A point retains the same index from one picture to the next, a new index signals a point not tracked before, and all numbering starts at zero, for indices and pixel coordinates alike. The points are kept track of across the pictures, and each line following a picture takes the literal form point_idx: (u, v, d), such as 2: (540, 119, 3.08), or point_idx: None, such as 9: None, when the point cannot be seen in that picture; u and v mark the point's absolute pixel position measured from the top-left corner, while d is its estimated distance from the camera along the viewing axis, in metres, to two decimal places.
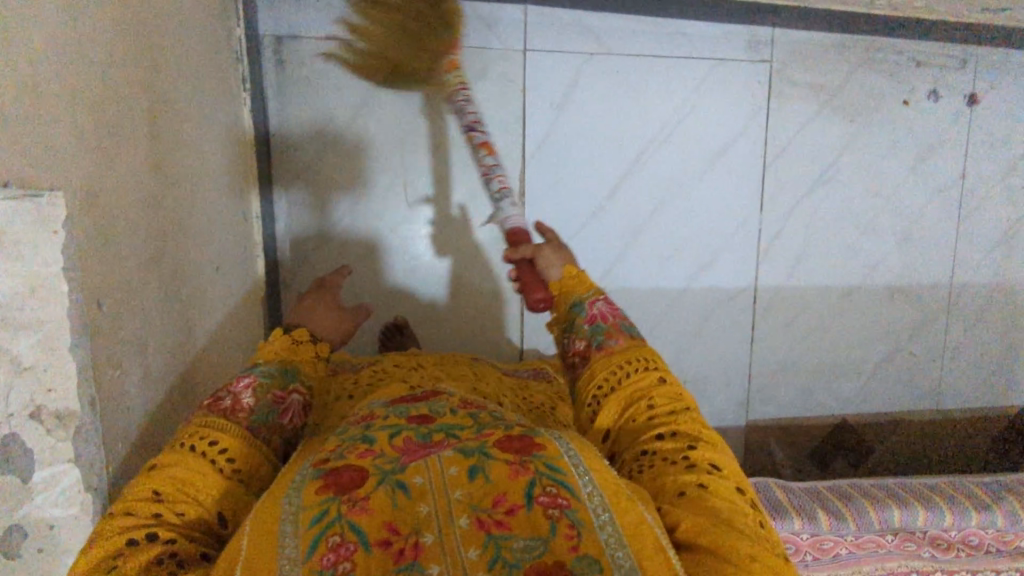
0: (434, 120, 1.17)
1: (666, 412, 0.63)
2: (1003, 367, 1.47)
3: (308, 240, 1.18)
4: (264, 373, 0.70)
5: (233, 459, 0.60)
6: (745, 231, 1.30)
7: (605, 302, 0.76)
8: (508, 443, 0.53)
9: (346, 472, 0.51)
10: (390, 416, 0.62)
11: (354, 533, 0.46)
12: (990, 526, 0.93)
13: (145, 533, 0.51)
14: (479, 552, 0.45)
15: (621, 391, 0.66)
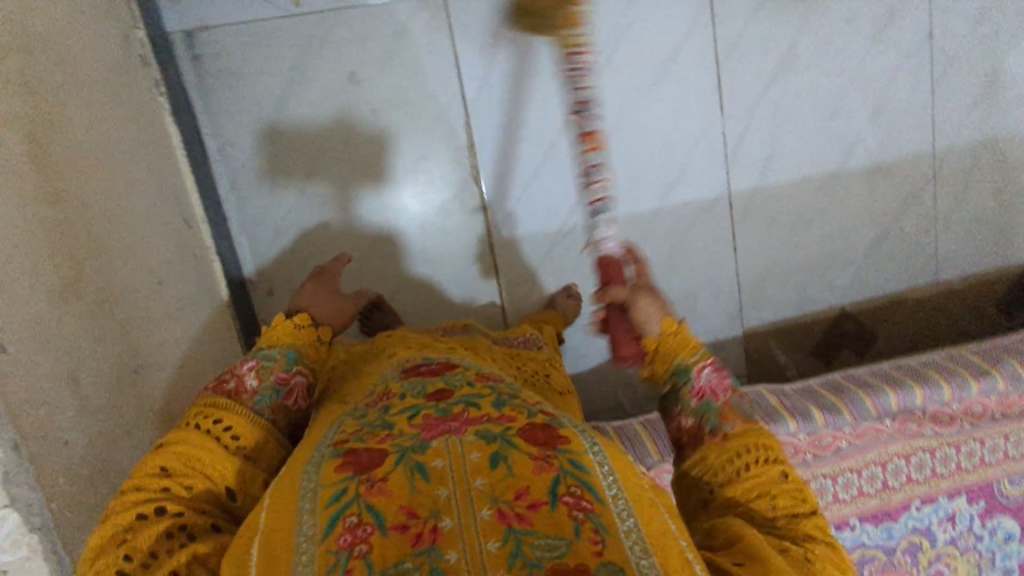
0: (365, 87, 1.13)
1: (784, 514, 0.58)
2: (1003, 228, 1.41)
3: (264, 234, 1.16)
4: (266, 356, 0.77)
5: (237, 436, 0.68)
6: (708, 139, 1.25)
7: (713, 371, 0.65)
8: (531, 435, 0.60)
9: (366, 453, 0.59)
10: (409, 399, 0.69)
11: (370, 513, 0.53)
12: (992, 393, 0.92)
13: (154, 507, 0.59)
14: (499, 545, 0.50)
15: (739, 484, 0.59)
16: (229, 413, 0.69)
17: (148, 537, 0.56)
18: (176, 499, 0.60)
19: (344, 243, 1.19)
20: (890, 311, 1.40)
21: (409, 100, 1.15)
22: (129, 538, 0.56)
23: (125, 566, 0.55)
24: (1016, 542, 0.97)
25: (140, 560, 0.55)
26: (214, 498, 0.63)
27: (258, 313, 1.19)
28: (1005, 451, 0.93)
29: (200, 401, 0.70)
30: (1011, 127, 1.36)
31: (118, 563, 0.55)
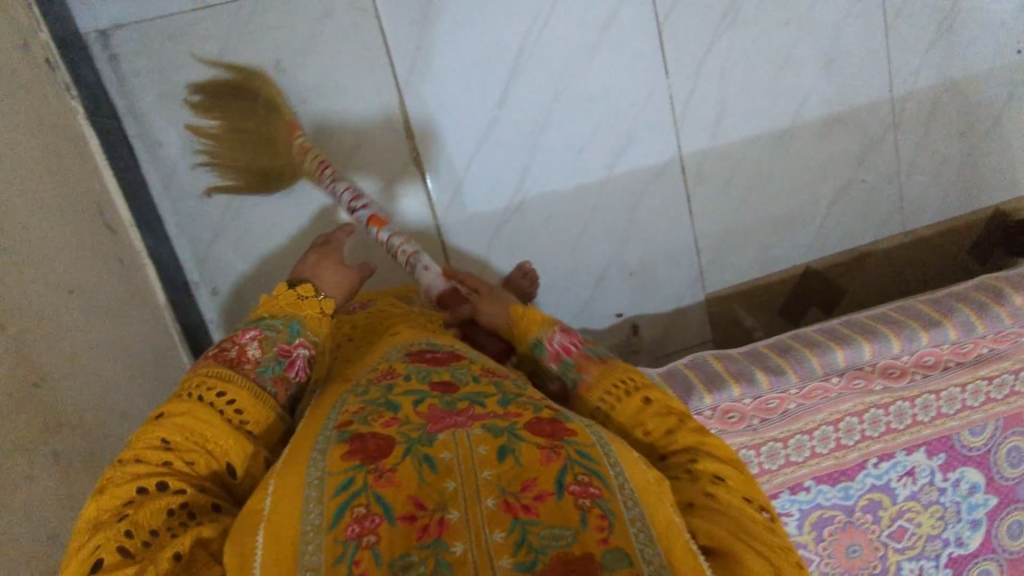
0: (294, 73, 1.10)
1: (662, 433, 0.65)
2: (968, 173, 1.38)
3: (203, 233, 1.13)
4: (269, 327, 0.75)
5: (242, 412, 0.65)
6: (654, 102, 1.22)
7: (561, 334, 0.75)
8: (537, 426, 0.58)
9: (372, 439, 0.57)
10: (413, 379, 0.67)
11: (379, 503, 0.52)
12: (943, 341, 0.89)
13: (156, 481, 0.56)
14: (505, 535, 0.50)
15: (613, 420, 0.68)
16: (232, 387, 0.66)
17: (152, 513, 0.54)
18: (179, 474, 0.58)
19: (287, 237, 1.16)
20: (860, 265, 1.37)
21: (340, 85, 1.12)
22: (130, 514, 0.54)
23: (127, 544, 0.52)
24: (982, 493, 0.95)
25: (142, 539, 0.52)
26: (213, 476, 0.61)
27: (206, 315, 1.16)
28: (962, 402, 0.91)
29: (202, 371, 0.66)
30: (971, 66, 1.32)
31: (120, 539, 0.52)
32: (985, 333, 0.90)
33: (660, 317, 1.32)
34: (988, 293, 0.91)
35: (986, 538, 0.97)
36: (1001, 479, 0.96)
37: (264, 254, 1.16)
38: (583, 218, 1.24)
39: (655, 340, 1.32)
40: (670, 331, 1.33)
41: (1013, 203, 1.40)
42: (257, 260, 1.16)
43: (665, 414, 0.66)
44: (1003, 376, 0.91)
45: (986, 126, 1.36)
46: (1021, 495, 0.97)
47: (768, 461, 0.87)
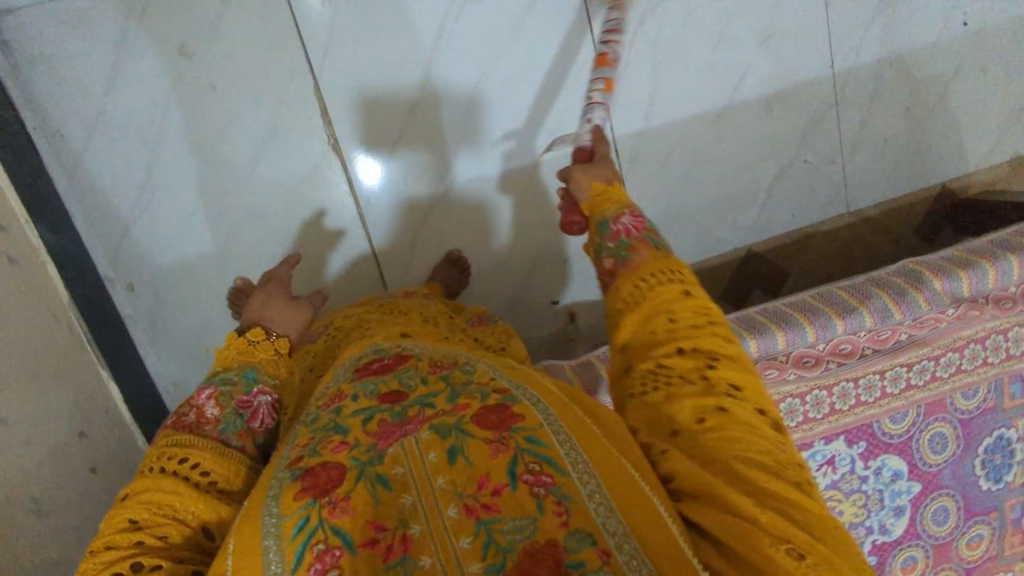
0: (203, 60, 1.06)
1: (684, 329, 0.57)
2: (913, 151, 1.35)
3: (114, 227, 1.09)
4: (223, 380, 0.69)
5: (210, 472, 0.60)
6: (584, 82, 1.18)
7: (630, 216, 0.68)
8: (485, 418, 0.52)
9: (323, 471, 0.50)
10: (360, 394, 0.59)
11: (339, 537, 0.46)
12: (860, 329, 0.87)
13: (129, 564, 0.52)
14: (472, 540, 0.45)
15: (641, 307, 0.59)
16: (193, 448, 0.61)
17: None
18: (154, 551, 0.53)
19: (204, 227, 1.12)
20: (802, 246, 1.35)
21: (251, 69, 1.08)
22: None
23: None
24: (905, 480, 0.93)
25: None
26: (191, 544, 0.55)
27: (121, 311, 1.12)
28: (882, 389, 0.89)
29: (162, 440, 0.61)
30: (915, 40, 1.28)
31: None
32: (902, 320, 0.87)
33: (598, 304, 1.30)
34: (909, 279, 0.89)
35: (911, 525, 0.96)
36: (924, 466, 0.94)
37: (181, 246, 1.12)
38: (515, 204, 1.21)
39: (593, 327, 1.30)
40: None
41: (957, 180, 1.39)
42: (172, 254, 1.12)
43: (699, 312, 0.58)
44: (924, 362, 0.89)
45: (931, 102, 1.33)
46: (944, 481, 0.95)
47: None
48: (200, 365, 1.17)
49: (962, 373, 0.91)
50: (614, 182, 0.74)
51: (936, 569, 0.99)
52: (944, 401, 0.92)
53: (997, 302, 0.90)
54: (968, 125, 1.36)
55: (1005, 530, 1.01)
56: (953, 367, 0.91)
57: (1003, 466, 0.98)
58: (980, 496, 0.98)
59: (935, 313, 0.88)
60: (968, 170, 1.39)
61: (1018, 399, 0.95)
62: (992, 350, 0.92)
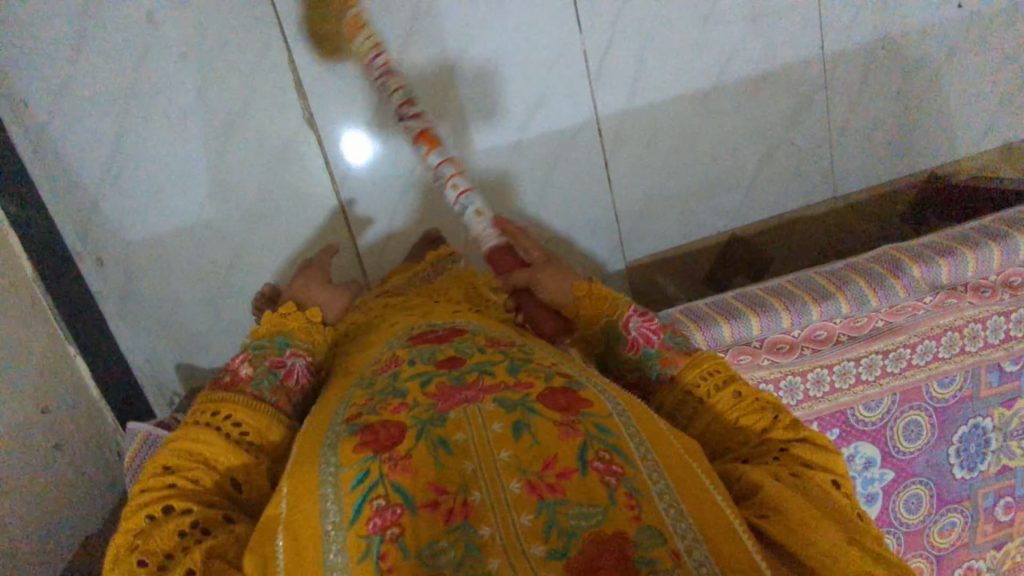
0: (172, 27, 1.03)
1: (755, 424, 0.62)
2: (903, 134, 1.33)
3: (81, 199, 1.07)
4: (258, 347, 0.75)
5: (240, 423, 0.64)
6: (567, 58, 1.16)
7: (639, 318, 0.73)
8: (551, 400, 0.56)
9: (383, 430, 0.56)
10: (418, 361, 0.64)
11: (399, 495, 0.50)
12: (836, 315, 0.86)
13: (162, 506, 0.56)
14: (532, 518, 0.48)
15: (705, 416, 0.65)
16: (229, 402, 0.66)
17: (163, 536, 0.53)
18: (187, 493, 0.58)
19: (175, 201, 1.10)
20: (787, 230, 1.33)
21: (222, 38, 1.05)
22: (144, 543, 0.53)
23: (145, 568, 0.52)
24: (878, 468, 0.93)
25: (159, 561, 0.52)
26: (221, 490, 0.60)
27: (91, 285, 1.10)
28: (856, 375, 0.88)
29: (201, 399, 0.67)
30: (909, 19, 1.26)
31: (135, 566, 0.52)
32: (878, 306, 0.87)
33: None
34: (887, 265, 0.89)
35: (882, 512, 0.95)
36: (897, 453, 0.93)
37: (151, 219, 1.10)
38: (495, 182, 1.19)
39: None
40: None
41: (948, 164, 1.37)
42: (142, 228, 1.10)
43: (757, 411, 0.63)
44: (900, 350, 0.88)
45: (923, 84, 1.30)
46: (917, 469, 0.95)
47: None
48: (172, 341, 1.16)
49: (938, 361, 0.91)
50: (594, 278, 0.79)
51: (908, 557, 0.99)
52: (920, 389, 0.91)
53: (974, 289, 0.90)
54: (961, 109, 1.34)
55: (977, 518, 1.01)
56: (929, 356, 0.90)
57: (977, 455, 0.97)
58: (952, 485, 0.98)
59: (911, 299, 0.88)
60: (958, 154, 1.37)
61: (994, 387, 0.94)
62: (970, 338, 0.91)
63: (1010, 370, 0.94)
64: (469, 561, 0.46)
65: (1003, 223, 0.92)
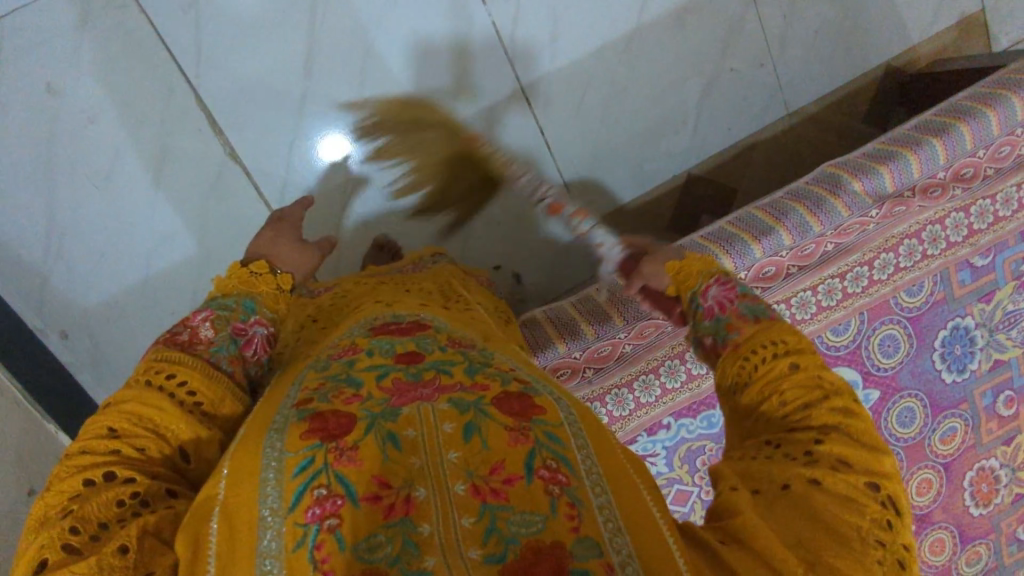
0: (73, 93, 1.02)
1: (797, 408, 0.47)
2: (849, 35, 1.27)
3: (26, 278, 1.07)
4: (221, 305, 0.63)
5: (197, 392, 0.54)
6: (475, 34, 1.13)
7: (717, 286, 0.56)
8: (506, 403, 0.51)
9: (333, 417, 0.50)
10: (376, 352, 0.59)
11: (341, 485, 0.45)
12: (781, 249, 0.83)
13: (102, 472, 0.46)
14: (474, 521, 0.43)
15: (748, 389, 0.49)
16: (185, 366, 0.54)
17: (101, 505, 0.44)
18: (130, 462, 0.48)
19: (120, 261, 1.10)
20: (744, 160, 1.28)
21: (125, 90, 1.04)
22: (75, 510, 0.44)
23: (74, 540, 0.43)
24: (861, 390, 0.90)
25: (92, 532, 0.43)
26: (169, 462, 0.50)
27: (61, 360, 1.11)
28: (817, 304, 0.85)
29: (150, 355, 0.55)
30: None
31: (64, 536, 0.43)
32: (822, 230, 0.83)
33: (544, 262, 1.25)
34: (827, 185, 0.85)
35: (876, 432, 0.93)
36: (879, 372, 0.90)
37: (101, 284, 1.10)
38: None
39: (542, 285, 1.26)
40: (554, 272, 1.26)
41: (902, 56, 1.31)
42: (93, 294, 1.10)
43: (809, 388, 0.47)
44: (857, 270, 0.85)
45: None
46: (903, 382, 0.92)
47: (619, 409, 0.89)
48: None
49: (902, 272, 0.87)
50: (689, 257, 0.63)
51: (913, 470, 0.96)
52: (888, 303, 0.88)
53: (924, 191, 0.85)
54: None
55: (979, 419, 0.97)
56: (891, 269, 0.86)
57: (965, 355, 0.94)
58: (944, 390, 0.94)
59: (856, 217, 0.84)
60: (913, 43, 1.30)
61: (968, 285, 0.90)
62: (930, 242, 0.87)
63: (982, 265, 0.90)
64: (405, 557, 0.41)
65: (945, 115, 0.86)
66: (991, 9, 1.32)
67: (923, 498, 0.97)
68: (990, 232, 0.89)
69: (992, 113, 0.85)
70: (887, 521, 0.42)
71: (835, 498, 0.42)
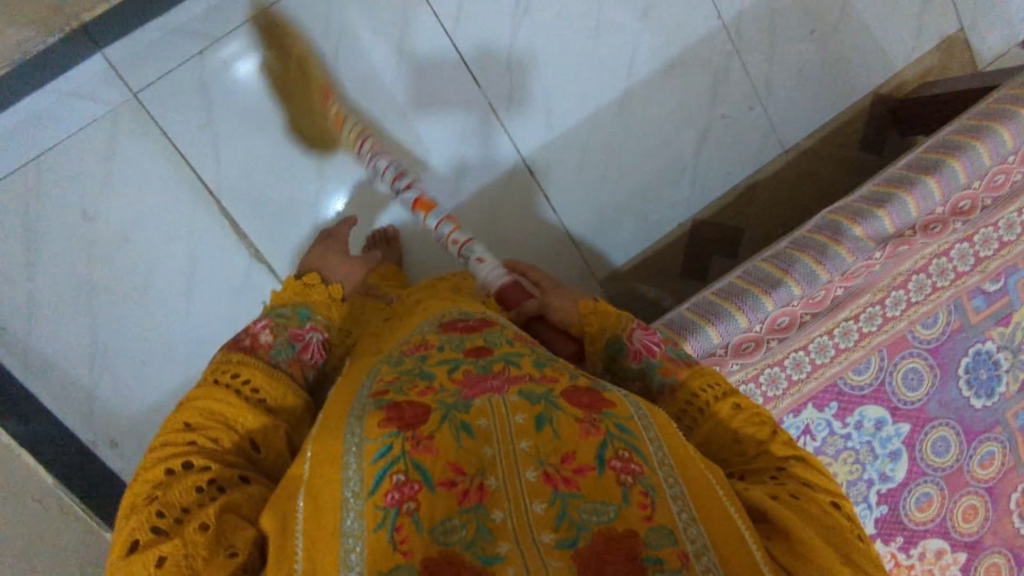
0: (107, 217, 1.09)
1: (754, 436, 0.59)
2: (833, 69, 1.31)
3: (72, 394, 1.11)
4: (279, 314, 0.69)
5: (258, 390, 0.61)
6: (475, 112, 1.18)
7: (641, 330, 0.70)
8: (577, 396, 0.54)
9: (409, 408, 0.53)
10: (445, 346, 0.62)
11: (418, 472, 0.49)
12: (792, 299, 0.85)
13: (181, 461, 0.53)
14: (545, 506, 0.47)
15: (704, 427, 0.62)
16: (249, 368, 0.62)
17: (182, 490, 0.51)
18: (205, 452, 0.54)
19: (159, 368, 1.14)
20: (747, 199, 1.31)
21: (156, 206, 1.11)
22: (160, 496, 0.51)
23: (160, 524, 0.49)
24: (892, 425, 0.91)
25: (175, 516, 0.50)
26: (238, 451, 0.57)
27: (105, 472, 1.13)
28: (836, 347, 0.87)
29: (217, 360, 0.63)
30: None
31: (152, 520, 0.49)
32: (830, 277, 0.85)
33: None
34: (828, 232, 0.87)
35: (912, 464, 0.92)
36: (906, 406, 0.91)
37: (140, 393, 1.13)
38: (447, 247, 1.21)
39: None
40: None
41: (889, 83, 1.34)
42: (133, 404, 1.13)
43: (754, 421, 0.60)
44: (870, 310, 0.87)
45: (834, 16, 1.29)
46: (932, 412, 0.92)
47: None
48: None
49: (914, 306, 0.89)
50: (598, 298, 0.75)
51: (957, 497, 0.94)
52: (906, 337, 0.89)
53: (924, 228, 0.87)
54: (881, 25, 1.31)
55: (1015, 439, 0.97)
56: (903, 304, 0.88)
57: (991, 379, 0.94)
58: (974, 416, 0.94)
59: (862, 261, 0.86)
60: (898, 69, 1.34)
61: (984, 311, 0.92)
62: (938, 275, 0.89)
63: (993, 290, 0.91)
64: (479, 542, 0.45)
65: (937, 150, 0.89)
66: (971, 28, 1.35)
67: (970, 525, 0.95)
68: (998, 258, 0.90)
69: (982, 146, 0.87)
70: (858, 533, 0.52)
71: (817, 507, 0.52)
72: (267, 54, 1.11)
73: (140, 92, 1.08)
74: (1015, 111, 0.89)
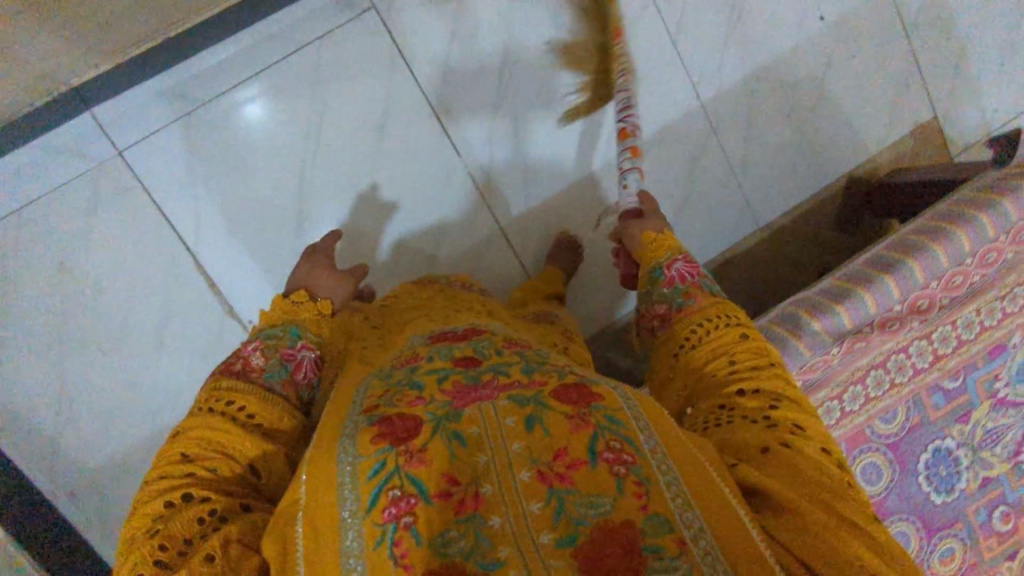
0: (82, 270, 1.10)
1: (749, 367, 0.61)
2: (810, 150, 1.34)
3: (32, 447, 1.10)
4: (269, 334, 0.70)
5: (254, 415, 0.61)
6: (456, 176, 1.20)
7: (682, 262, 0.75)
8: (565, 393, 0.53)
9: (399, 420, 0.51)
10: (434, 355, 0.60)
11: (414, 485, 0.47)
12: None
13: (181, 493, 0.53)
14: (542, 506, 0.45)
15: (704, 348, 0.65)
16: (242, 393, 0.62)
17: (183, 523, 0.51)
18: (204, 482, 0.54)
19: (121, 422, 1.13)
20: (721, 273, 1.33)
21: (133, 262, 1.12)
22: (161, 529, 0.50)
23: (161, 557, 0.49)
24: None
25: (178, 548, 0.50)
26: (240, 479, 0.56)
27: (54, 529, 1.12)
28: None
29: (213, 384, 0.63)
30: (774, 48, 1.30)
31: (153, 553, 0.49)
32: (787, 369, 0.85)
33: None
34: (789, 324, 0.87)
35: None
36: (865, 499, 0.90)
37: (101, 447, 1.13)
38: None
39: None
40: None
41: (864, 165, 1.37)
42: (92, 459, 1.13)
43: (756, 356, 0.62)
44: (828, 404, 0.88)
45: (810, 101, 1.33)
46: (891, 506, 0.91)
47: None
48: None
49: (873, 401, 0.90)
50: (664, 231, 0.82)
51: None
52: (863, 432, 0.90)
53: (882, 325, 0.88)
54: (856, 110, 1.35)
55: (976, 537, 0.95)
56: (862, 399, 0.89)
57: (951, 476, 0.94)
58: (935, 511, 0.93)
59: (819, 356, 0.86)
60: (872, 153, 1.37)
61: (943, 408, 0.93)
62: (897, 370, 0.90)
63: (952, 387, 0.93)
64: (479, 550, 0.44)
65: (898, 250, 0.90)
66: (944, 117, 1.39)
67: None
68: (956, 356, 0.92)
69: (938, 249, 0.89)
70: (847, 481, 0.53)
71: (808, 458, 0.52)
72: (252, 116, 1.13)
73: (125, 149, 1.10)
74: (972, 216, 0.90)
